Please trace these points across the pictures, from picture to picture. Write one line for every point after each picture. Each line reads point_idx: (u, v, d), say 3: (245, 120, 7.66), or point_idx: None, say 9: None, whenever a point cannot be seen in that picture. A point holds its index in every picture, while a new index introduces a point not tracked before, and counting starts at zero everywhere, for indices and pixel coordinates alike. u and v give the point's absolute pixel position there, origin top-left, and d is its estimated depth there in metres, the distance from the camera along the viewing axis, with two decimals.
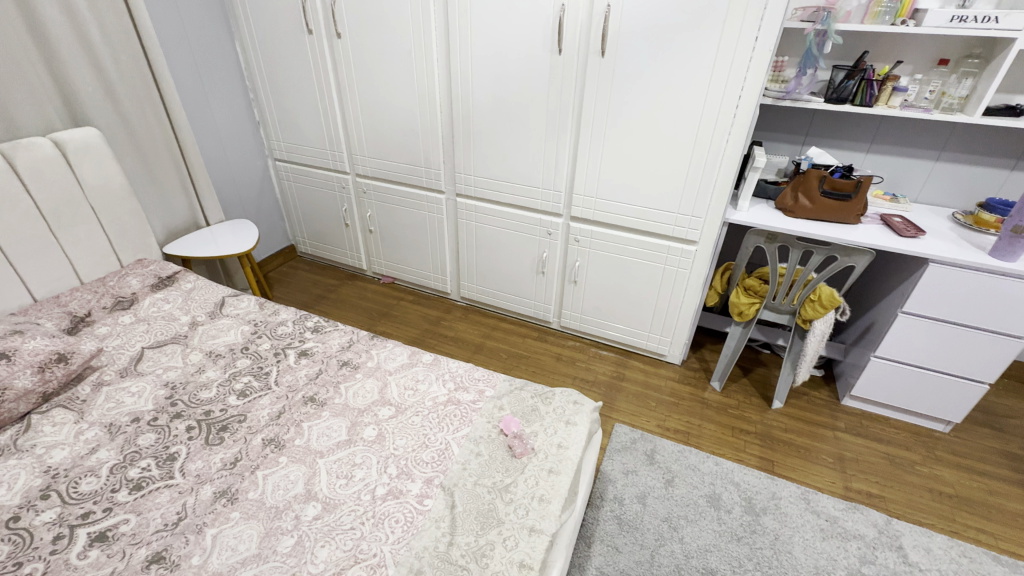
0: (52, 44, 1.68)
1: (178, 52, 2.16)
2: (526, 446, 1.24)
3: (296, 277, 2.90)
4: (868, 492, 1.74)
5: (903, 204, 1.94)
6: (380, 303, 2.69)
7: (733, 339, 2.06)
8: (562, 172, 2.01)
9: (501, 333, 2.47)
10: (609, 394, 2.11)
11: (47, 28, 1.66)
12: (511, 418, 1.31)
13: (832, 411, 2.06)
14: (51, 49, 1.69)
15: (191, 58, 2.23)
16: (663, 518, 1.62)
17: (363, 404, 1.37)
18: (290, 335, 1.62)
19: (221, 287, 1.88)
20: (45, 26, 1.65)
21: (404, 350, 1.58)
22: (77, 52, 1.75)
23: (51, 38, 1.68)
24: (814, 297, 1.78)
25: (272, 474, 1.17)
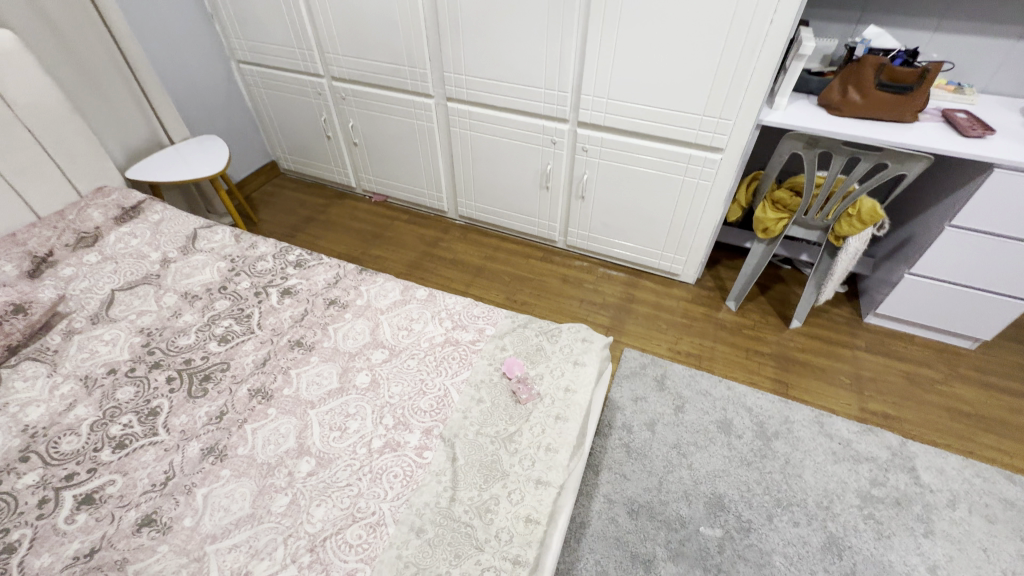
0: None
1: None
2: (530, 392, 1.15)
3: (281, 197, 2.69)
4: (884, 413, 1.69)
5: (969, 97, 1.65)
6: (373, 223, 2.51)
7: (754, 257, 1.90)
8: (568, 67, 1.71)
9: (504, 253, 2.31)
10: (619, 316, 2.01)
11: None
12: (513, 359, 1.21)
13: (853, 329, 1.96)
14: None
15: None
16: (673, 445, 1.59)
17: (354, 348, 1.27)
18: (271, 272, 1.48)
19: (191, 217, 1.70)
20: None
21: (396, 284, 1.44)
22: None
23: None
24: (853, 212, 1.59)
25: (261, 427, 1.10)
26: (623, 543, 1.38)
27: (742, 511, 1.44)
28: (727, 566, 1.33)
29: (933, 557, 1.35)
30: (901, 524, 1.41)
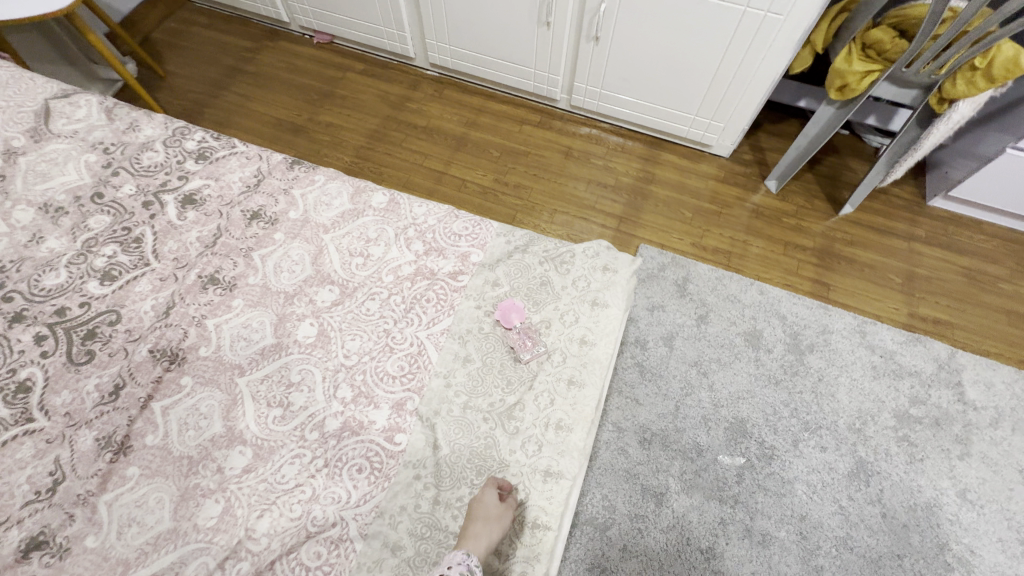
0: None
1: None
2: (533, 346, 0.86)
3: (192, 38, 2.02)
4: (935, 318, 1.46)
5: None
6: (318, 76, 1.92)
7: (818, 122, 1.46)
8: None
9: (490, 117, 1.81)
10: (633, 202, 1.64)
11: None
12: (508, 301, 0.90)
13: (913, 214, 1.63)
14: None
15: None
16: (693, 362, 1.38)
17: (291, 286, 0.93)
18: (163, 170, 1.05)
19: (40, 79, 1.18)
20: None
21: (343, 184, 1.04)
22: None
23: None
24: (982, 63, 1.13)
25: (175, 406, 0.82)
26: (633, 476, 1.24)
27: (766, 437, 1.29)
28: (745, 498, 1.22)
29: (965, 480, 1.25)
30: (937, 447, 1.28)
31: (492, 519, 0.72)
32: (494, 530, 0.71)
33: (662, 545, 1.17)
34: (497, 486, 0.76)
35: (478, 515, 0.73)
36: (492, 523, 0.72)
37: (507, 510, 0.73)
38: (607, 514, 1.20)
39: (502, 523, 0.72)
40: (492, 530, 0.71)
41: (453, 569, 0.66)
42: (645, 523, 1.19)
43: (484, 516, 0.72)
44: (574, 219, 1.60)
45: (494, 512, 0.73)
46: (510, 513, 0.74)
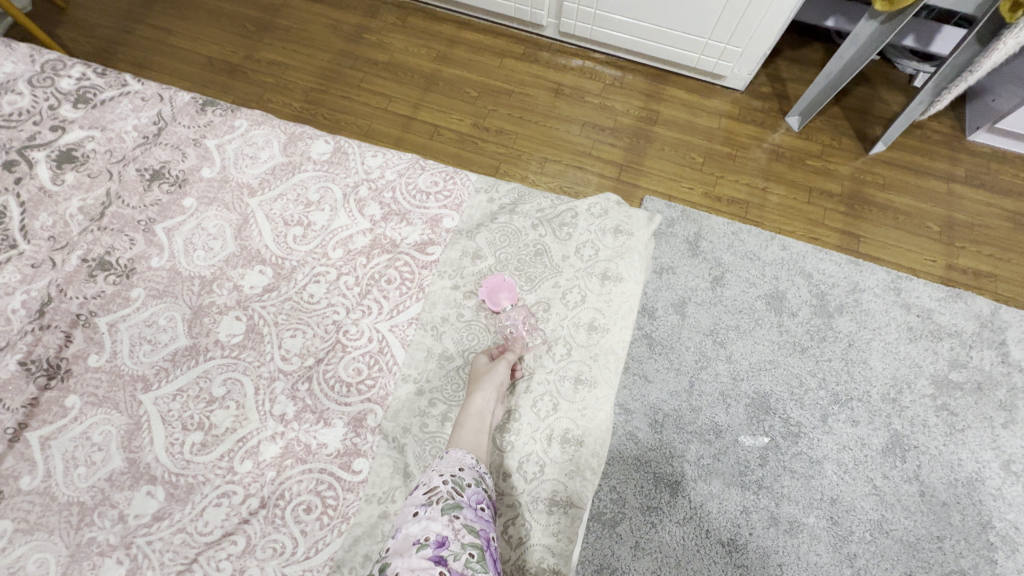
0: None
1: None
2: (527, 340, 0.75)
3: None
4: (976, 270, 1.30)
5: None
6: (254, 4, 1.60)
7: (855, 44, 1.23)
8: None
9: (463, 49, 1.53)
10: (635, 147, 1.41)
11: None
12: (493, 280, 0.76)
13: (951, 151, 1.43)
14: None
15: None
16: (708, 331, 1.21)
17: (209, 269, 0.71)
18: (30, 119, 0.79)
19: None
20: None
21: (272, 132, 0.81)
22: None
23: None
24: None
25: (58, 436, 0.62)
26: (644, 464, 1.09)
27: (791, 413, 1.14)
28: (770, 482, 1.08)
29: (1009, 450, 1.12)
30: (979, 414, 1.15)
31: (487, 374, 0.68)
32: (492, 382, 0.68)
33: (678, 539, 1.03)
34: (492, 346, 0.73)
35: (472, 375, 0.69)
36: (486, 379, 0.67)
37: (504, 360, 0.69)
38: (616, 508, 1.05)
39: (500, 377, 0.68)
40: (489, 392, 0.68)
41: (466, 472, 0.60)
42: (658, 516, 1.05)
43: (475, 378, 0.68)
44: (567, 168, 1.37)
45: (488, 369, 0.69)
46: (508, 369, 0.69)
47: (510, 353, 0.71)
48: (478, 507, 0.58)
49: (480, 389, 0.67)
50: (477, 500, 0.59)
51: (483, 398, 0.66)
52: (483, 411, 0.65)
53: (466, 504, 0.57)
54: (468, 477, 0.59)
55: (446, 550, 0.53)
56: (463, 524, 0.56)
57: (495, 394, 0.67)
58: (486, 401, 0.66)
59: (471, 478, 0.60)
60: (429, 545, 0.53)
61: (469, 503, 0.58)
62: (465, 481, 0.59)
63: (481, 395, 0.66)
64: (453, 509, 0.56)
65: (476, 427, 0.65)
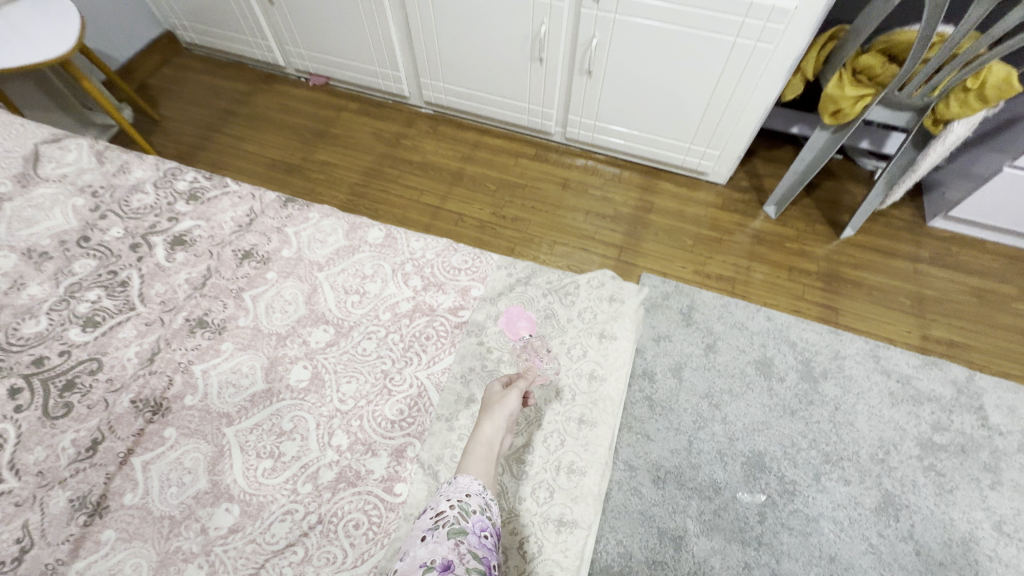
0: None
1: None
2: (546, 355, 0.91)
3: (188, 85, 2.04)
4: (950, 341, 1.42)
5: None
6: (312, 117, 1.93)
7: (813, 148, 1.47)
8: None
9: (485, 152, 1.82)
10: (633, 232, 1.62)
11: None
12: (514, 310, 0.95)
13: (915, 236, 1.62)
14: None
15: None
16: (704, 394, 1.32)
17: (284, 327, 0.89)
18: (152, 212, 1.02)
19: (30, 125, 1.17)
20: None
21: (338, 220, 1.02)
22: None
23: None
24: (973, 84, 1.14)
25: (156, 460, 0.76)
26: (649, 519, 1.16)
27: (785, 471, 1.22)
28: (769, 539, 1.15)
29: (1000, 511, 1.18)
30: (966, 476, 1.22)
31: (498, 401, 0.78)
32: (504, 408, 0.77)
33: None
34: (507, 375, 0.84)
35: (486, 401, 0.79)
36: (497, 406, 0.77)
37: (515, 389, 0.79)
38: (622, 561, 1.11)
39: (509, 404, 0.77)
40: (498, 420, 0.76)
41: (471, 498, 0.66)
42: (663, 570, 1.10)
43: (488, 406, 0.77)
44: (573, 250, 1.57)
45: (500, 397, 0.79)
46: (518, 398, 0.78)
47: (522, 382, 0.80)
48: (480, 534, 0.64)
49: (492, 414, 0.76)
50: (481, 528, 0.65)
51: (492, 425, 0.75)
52: (492, 435, 0.74)
53: (470, 530, 0.63)
54: (473, 504, 0.66)
55: (450, 572, 0.58)
56: (467, 548, 0.61)
57: (504, 422, 0.76)
58: (496, 425, 0.75)
59: (476, 505, 0.66)
60: (435, 567, 0.59)
61: (473, 529, 0.64)
62: (471, 508, 0.65)
63: (491, 422, 0.75)
64: (458, 533, 0.62)
65: (485, 452, 0.72)
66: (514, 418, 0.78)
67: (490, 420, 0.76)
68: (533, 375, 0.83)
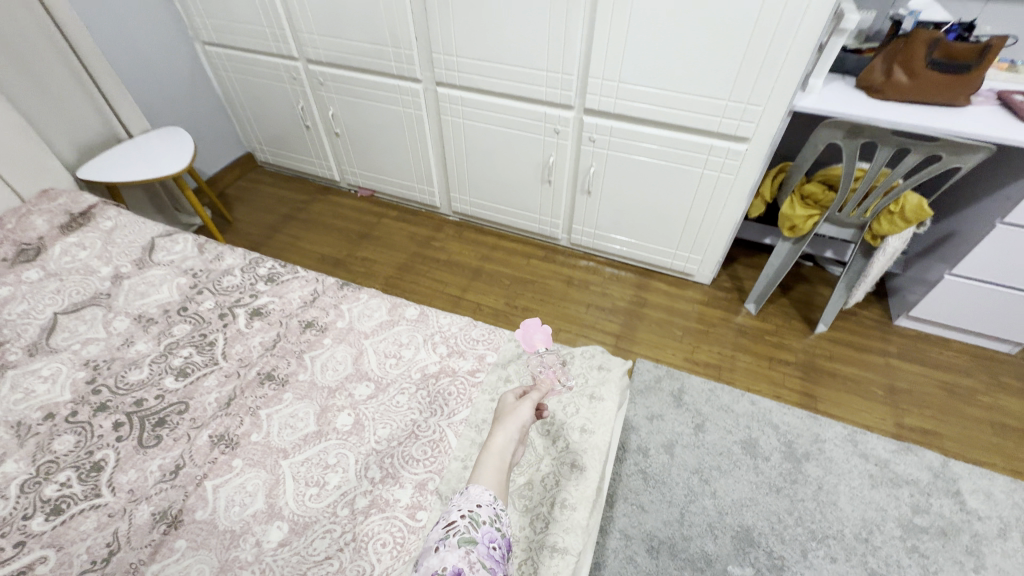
0: None
1: None
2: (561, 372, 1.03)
3: (259, 194, 2.47)
4: (923, 429, 1.54)
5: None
6: (358, 221, 2.30)
7: (779, 256, 1.72)
8: (572, 49, 1.50)
9: (501, 253, 2.13)
10: (629, 323, 1.84)
11: None
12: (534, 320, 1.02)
13: (884, 333, 1.81)
14: None
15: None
16: (694, 470, 1.44)
17: (334, 382, 1.10)
18: (238, 289, 1.29)
19: (150, 224, 1.50)
20: None
21: (382, 301, 1.27)
22: None
23: None
24: (895, 208, 1.42)
25: (224, 484, 0.94)
26: None
27: (773, 546, 1.30)
28: None
29: None
30: (949, 558, 1.28)
31: (511, 412, 0.90)
32: (518, 415, 0.89)
33: None
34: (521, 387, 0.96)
35: (501, 411, 0.91)
36: (510, 417, 0.88)
37: (528, 399, 0.91)
38: None
39: (521, 415, 0.89)
40: (510, 430, 0.87)
41: (482, 509, 0.74)
42: None
43: (503, 416, 0.89)
44: (575, 336, 1.79)
45: (513, 408, 0.91)
46: (529, 408, 0.90)
47: (534, 394, 0.93)
48: (489, 544, 0.71)
49: (506, 422, 0.88)
50: (490, 538, 0.72)
51: (504, 435, 0.85)
52: (505, 440, 0.85)
53: (479, 540, 0.70)
54: (484, 516, 0.73)
55: None
56: (476, 557, 0.69)
57: (516, 430, 0.87)
58: (509, 432, 0.86)
59: (486, 516, 0.74)
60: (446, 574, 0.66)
61: (482, 539, 0.71)
62: (481, 519, 0.73)
63: (504, 432, 0.86)
64: (469, 543, 0.70)
65: (496, 461, 0.82)
66: (526, 426, 0.89)
67: (504, 428, 0.87)
68: (545, 388, 0.96)
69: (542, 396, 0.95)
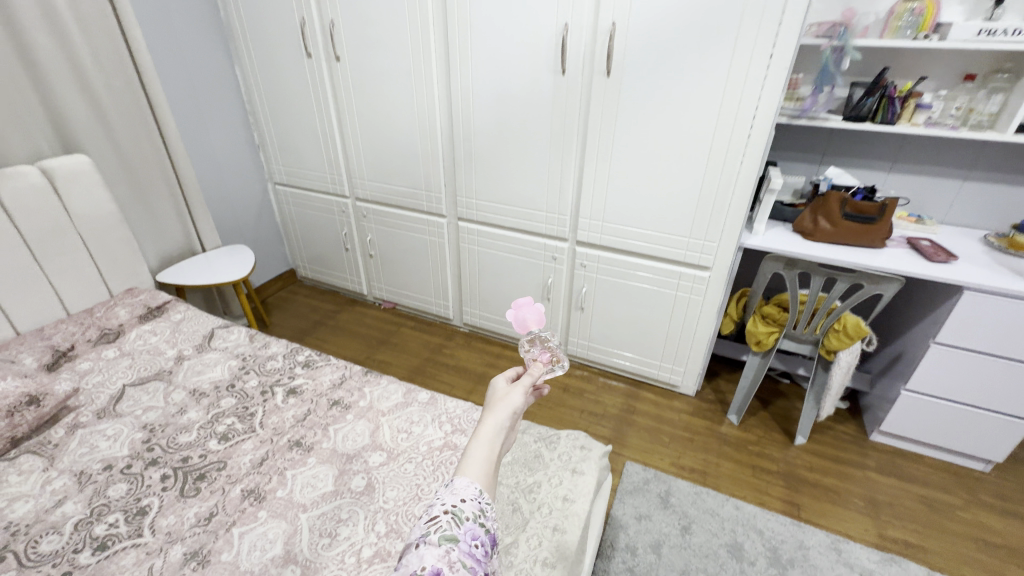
0: (55, 95, 1.68)
1: (179, 93, 2.15)
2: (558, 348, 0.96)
3: (295, 303, 2.82)
4: (906, 541, 1.58)
5: (919, 122, 1.65)
6: (380, 330, 2.59)
7: (751, 369, 1.93)
8: (566, 195, 1.93)
9: (505, 361, 2.36)
10: (620, 428, 1.99)
11: (47, 76, 1.64)
12: (525, 297, 0.90)
13: (860, 447, 1.92)
14: (54, 101, 1.68)
15: (183, 68, 2.16)
16: (681, 571, 1.48)
17: (353, 450, 1.27)
18: (279, 372, 1.53)
19: (211, 317, 1.80)
20: (46, 75, 1.64)
21: (399, 386, 1.49)
22: (74, 92, 1.73)
23: (53, 89, 1.67)
24: (839, 327, 1.67)
25: (249, 531, 1.07)
26: None
27: None
28: None
29: None
30: None
31: (502, 400, 0.84)
32: (509, 401, 0.85)
33: None
34: (513, 371, 0.91)
35: (492, 397, 0.86)
36: (500, 405, 0.83)
37: (520, 383, 0.86)
38: None
39: (513, 402, 0.84)
40: (500, 417, 0.83)
41: (466, 506, 0.72)
42: None
43: (494, 402, 0.85)
44: None
45: (505, 395, 0.85)
46: (520, 397, 0.85)
47: (528, 379, 0.87)
48: (471, 541, 0.70)
49: (496, 408, 0.84)
50: (472, 536, 0.70)
51: (494, 421, 0.82)
52: (495, 426, 0.81)
53: (461, 537, 0.69)
54: (467, 512, 0.72)
55: None
56: (457, 556, 0.67)
57: (507, 416, 0.83)
58: (500, 419, 0.82)
59: (469, 512, 0.72)
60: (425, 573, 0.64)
61: (464, 538, 0.70)
62: (464, 515, 0.71)
63: (494, 418, 0.82)
64: (450, 541, 0.69)
65: (485, 451, 0.80)
66: (518, 412, 0.85)
67: (493, 415, 0.83)
68: (540, 370, 0.90)
69: (537, 379, 0.89)
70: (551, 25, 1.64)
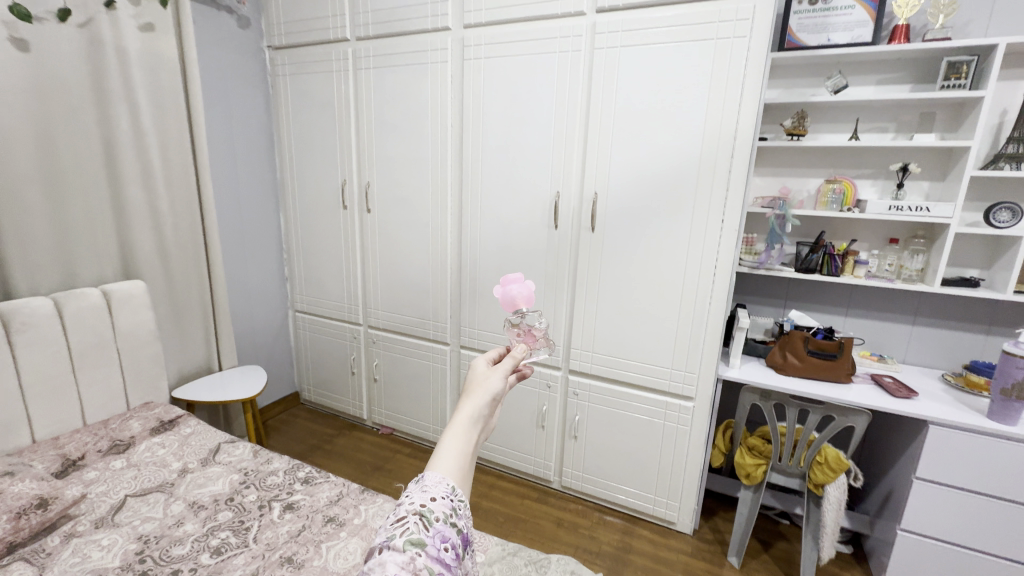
0: (131, 231, 2.00)
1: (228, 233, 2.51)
2: (543, 330, 1.02)
3: (294, 426, 2.86)
4: None
5: (861, 275, 1.93)
6: (376, 455, 2.60)
7: (745, 504, 1.92)
8: (560, 328, 2.14)
9: (499, 491, 2.33)
10: (616, 568, 1.91)
11: (130, 216, 1.99)
12: (514, 273, 0.99)
13: None
14: (129, 235, 2.00)
15: (237, 214, 2.56)
16: None
17: (342, 568, 1.27)
18: (278, 488, 1.57)
19: (219, 433, 1.88)
20: (129, 215, 1.98)
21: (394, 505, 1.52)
22: (147, 229, 2.05)
23: (131, 225, 1.99)
24: (822, 458, 1.72)
25: None
26: None
27: None
28: None
29: None
30: None
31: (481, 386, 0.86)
32: (488, 386, 0.86)
33: None
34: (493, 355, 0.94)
35: (471, 380, 0.88)
36: (478, 393, 0.84)
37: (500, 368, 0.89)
38: None
39: (491, 389, 0.85)
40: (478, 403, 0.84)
41: (435, 505, 0.73)
42: None
43: (472, 388, 0.86)
44: None
45: (484, 381, 0.87)
46: (500, 384, 0.86)
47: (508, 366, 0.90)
48: (440, 545, 0.71)
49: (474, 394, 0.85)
50: (441, 538, 0.71)
51: (471, 407, 0.83)
52: (472, 415, 0.83)
53: (429, 541, 0.69)
54: (437, 513, 0.72)
55: None
56: (424, 562, 0.67)
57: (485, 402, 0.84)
58: (478, 405, 0.83)
59: (439, 512, 0.72)
60: None
61: (432, 543, 0.70)
62: (434, 516, 0.72)
63: (471, 405, 0.83)
64: (417, 545, 0.68)
65: (460, 442, 0.81)
66: (496, 398, 0.86)
67: (470, 401, 0.84)
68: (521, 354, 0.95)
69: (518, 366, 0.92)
70: (546, 191, 2.03)
